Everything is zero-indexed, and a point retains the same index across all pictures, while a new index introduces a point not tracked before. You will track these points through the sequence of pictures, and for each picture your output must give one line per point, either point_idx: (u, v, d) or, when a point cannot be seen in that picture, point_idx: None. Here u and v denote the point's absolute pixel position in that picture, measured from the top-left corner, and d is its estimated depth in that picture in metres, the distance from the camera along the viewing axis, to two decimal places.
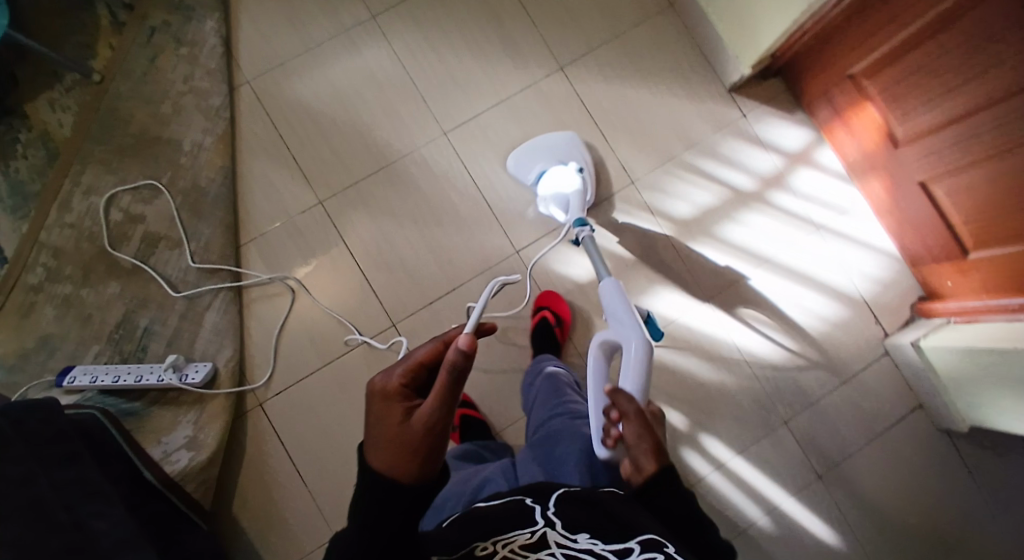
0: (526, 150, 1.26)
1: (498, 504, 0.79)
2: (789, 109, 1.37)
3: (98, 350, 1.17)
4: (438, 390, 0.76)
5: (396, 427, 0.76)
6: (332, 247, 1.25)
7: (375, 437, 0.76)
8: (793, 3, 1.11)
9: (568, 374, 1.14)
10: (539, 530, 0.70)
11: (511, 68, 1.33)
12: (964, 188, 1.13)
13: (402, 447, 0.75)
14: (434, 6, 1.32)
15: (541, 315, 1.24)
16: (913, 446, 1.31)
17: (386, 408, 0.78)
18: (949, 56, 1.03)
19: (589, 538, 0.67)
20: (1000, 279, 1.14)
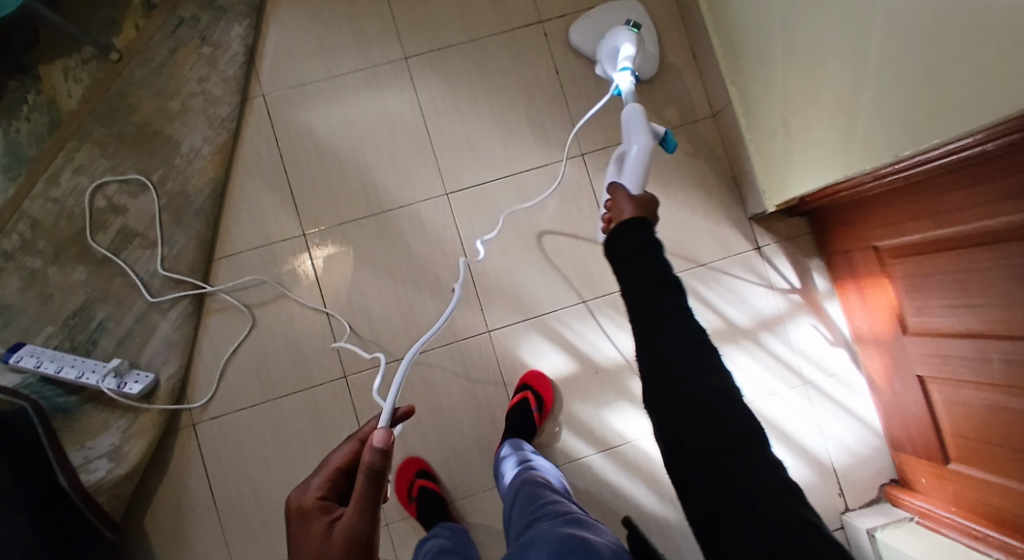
0: (588, 20, 1.24)
1: None
2: (806, 254, 1.29)
3: (51, 332, 1.15)
4: (357, 500, 0.71)
5: (316, 545, 0.71)
6: (302, 284, 1.22)
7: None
8: (829, 171, 1.06)
9: (542, 475, 1.05)
10: None
11: (532, 142, 1.26)
12: (962, 402, 1.05)
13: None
14: (470, 61, 1.26)
15: (522, 395, 1.20)
16: None
17: (306, 523, 0.73)
18: (980, 273, 0.95)
19: None
20: (973, 502, 1.07)
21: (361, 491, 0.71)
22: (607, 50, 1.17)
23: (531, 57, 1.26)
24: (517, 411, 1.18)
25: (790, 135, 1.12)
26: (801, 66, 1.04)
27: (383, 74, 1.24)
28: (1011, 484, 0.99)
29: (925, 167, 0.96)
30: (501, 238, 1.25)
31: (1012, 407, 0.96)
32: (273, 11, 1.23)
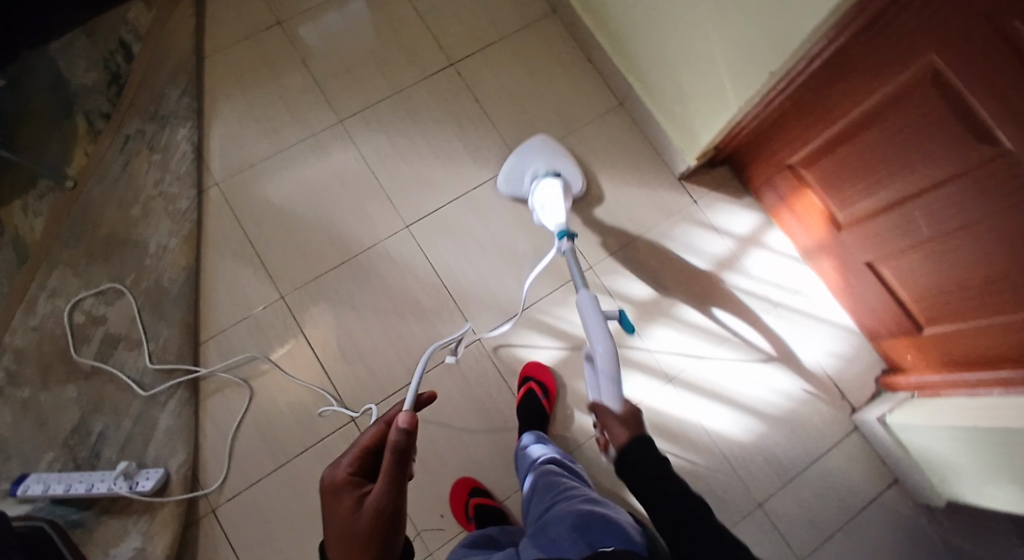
0: (511, 176, 1.33)
1: None
2: (738, 196, 1.43)
3: (52, 457, 1.14)
4: (384, 475, 0.77)
5: (346, 516, 0.78)
6: (292, 342, 1.26)
7: (330, 532, 0.78)
8: (726, 103, 1.22)
9: (557, 463, 1.09)
10: None
11: (472, 164, 1.39)
12: (909, 269, 1.17)
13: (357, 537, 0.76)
14: (399, 109, 1.40)
15: (527, 386, 1.24)
16: (894, 527, 1.25)
17: (337, 501, 0.80)
18: (877, 150, 1.10)
19: None
20: (955, 354, 1.16)
21: (386, 468, 0.77)
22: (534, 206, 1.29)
23: (451, 94, 1.42)
24: (526, 403, 1.22)
25: (687, 93, 1.29)
26: (675, 32, 1.23)
27: (325, 139, 1.36)
28: (980, 321, 1.09)
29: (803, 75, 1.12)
30: (467, 252, 1.34)
31: (949, 251, 1.08)
32: (212, 110, 1.35)
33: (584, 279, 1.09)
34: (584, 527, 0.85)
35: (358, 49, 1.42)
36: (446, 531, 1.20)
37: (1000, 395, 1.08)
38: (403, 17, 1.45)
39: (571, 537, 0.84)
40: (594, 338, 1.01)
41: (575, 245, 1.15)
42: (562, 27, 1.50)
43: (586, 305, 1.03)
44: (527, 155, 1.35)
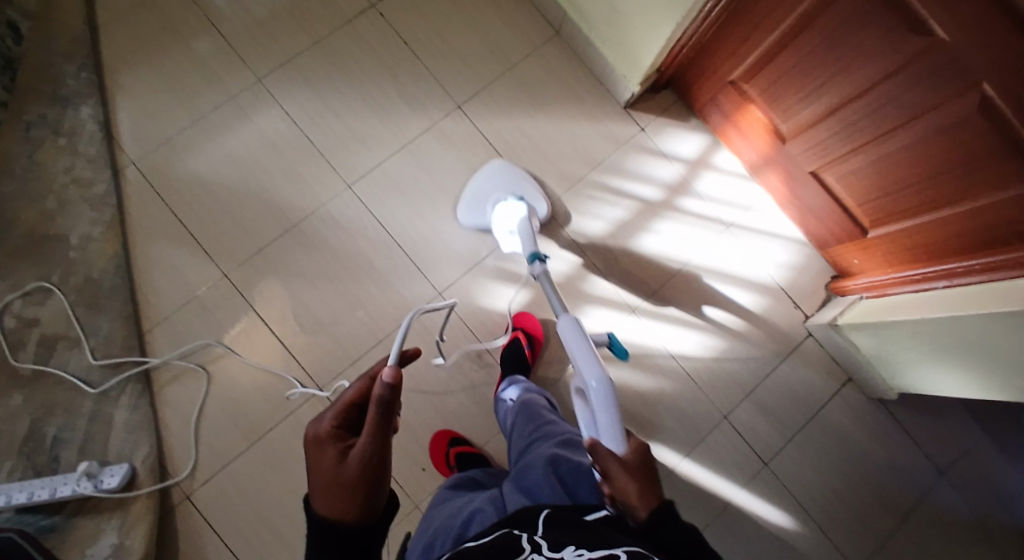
0: (470, 199, 1.27)
1: (485, 541, 0.76)
2: (682, 119, 1.41)
3: (10, 466, 1.09)
4: (370, 426, 0.76)
5: (331, 469, 0.76)
6: (245, 320, 1.22)
7: (313, 483, 0.77)
8: (663, 20, 1.17)
9: (540, 396, 1.11)
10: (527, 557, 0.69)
11: (408, 113, 1.32)
12: (851, 173, 1.18)
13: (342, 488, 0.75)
14: (322, 62, 1.31)
15: (514, 335, 1.25)
16: (853, 421, 1.32)
17: (320, 455, 0.78)
18: (812, 54, 1.08)
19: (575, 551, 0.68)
20: (900, 252, 1.19)
21: (373, 420, 0.77)
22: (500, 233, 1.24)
23: (375, 39, 1.33)
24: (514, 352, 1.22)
25: (621, 13, 1.23)
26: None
27: (246, 102, 1.27)
28: (924, 217, 1.11)
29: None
30: (413, 205, 1.29)
31: (887, 152, 1.09)
32: (116, 83, 1.25)
33: (563, 301, 1.06)
34: (565, 473, 0.88)
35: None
36: (429, 485, 1.22)
37: (945, 288, 1.11)
38: None
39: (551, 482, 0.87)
40: (586, 371, 0.95)
41: (545, 267, 1.10)
42: None
43: (571, 332, 0.99)
44: (486, 182, 1.28)
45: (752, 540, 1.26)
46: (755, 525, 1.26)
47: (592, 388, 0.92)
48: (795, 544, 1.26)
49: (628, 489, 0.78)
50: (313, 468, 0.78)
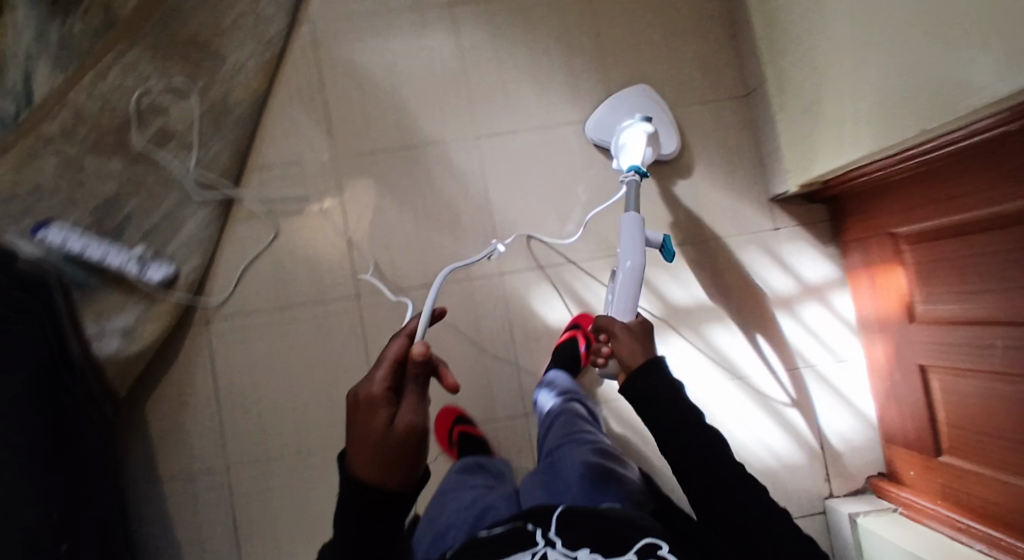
0: (597, 120, 1.26)
1: (499, 532, 0.82)
2: (821, 242, 1.30)
3: (79, 218, 1.18)
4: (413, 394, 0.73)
5: (379, 433, 0.69)
6: (326, 205, 1.26)
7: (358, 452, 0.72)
8: (859, 140, 1.06)
9: (583, 405, 1.12)
10: (539, 551, 0.77)
11: (564, 98, 1.30)
12: (959, 390, 1.05)
13: (392, 455, 0.69)
14: (513, 14, 1.31)
15: (571, 334, 1.22)
16: None
17: (369, 413, 0.70)
18: (989, 258, 0.96)
19: (588, 553, 0.76)
20: (958, 493, 1.07)
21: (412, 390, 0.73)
22: (615, 144, 1.22)
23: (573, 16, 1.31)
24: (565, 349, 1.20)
25: (821, 109, 1.13)
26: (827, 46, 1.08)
27: (430, 17, 1.30)
28: (999, 476, 0.98)
29: (938, 153, 0.99)
30: (522, 185, 1.28)
31: (1004, 395, 0.96)
32: None
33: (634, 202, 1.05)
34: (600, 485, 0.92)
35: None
36: None
37: (981, 551, 1.00)
38: None
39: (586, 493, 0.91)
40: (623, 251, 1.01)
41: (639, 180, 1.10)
42: None
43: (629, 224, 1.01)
44: (614, 109, 1.26)
45: None
46: None
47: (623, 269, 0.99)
48: None
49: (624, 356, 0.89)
50: (358, 428, 0.71)
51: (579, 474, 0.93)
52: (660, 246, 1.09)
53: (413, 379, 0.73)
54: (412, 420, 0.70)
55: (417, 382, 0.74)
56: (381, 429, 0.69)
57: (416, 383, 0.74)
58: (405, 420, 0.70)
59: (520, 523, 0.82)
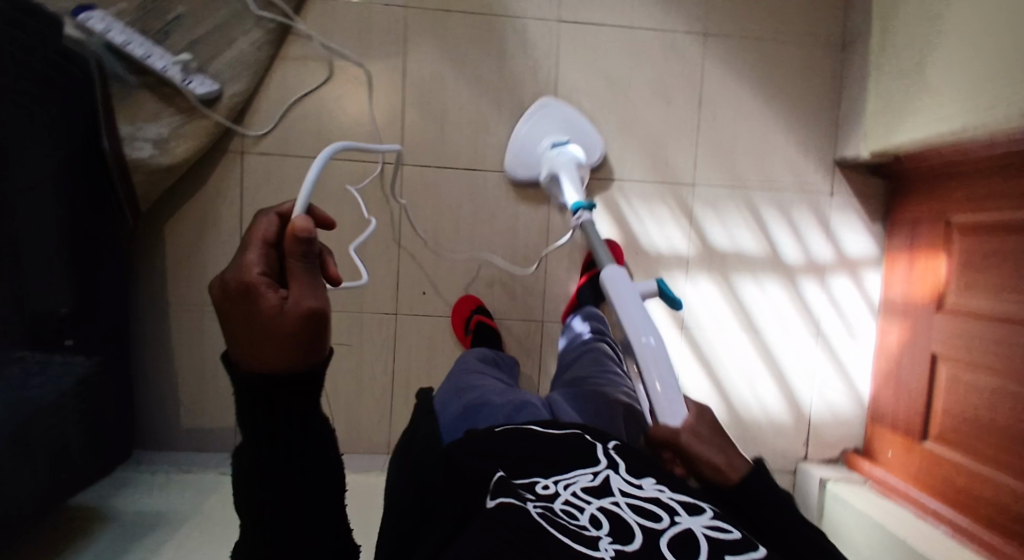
0: (516, 160, 1.19)
1: (555, 432, 0.74)
2: (870, 216, 1.30)
3: (124, 9, 1.08)
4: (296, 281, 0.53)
5: (261, 319, 0.52)
6: (387, 59, 1.18)
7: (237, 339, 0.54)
8: (947, 118, 1.03)
9: (611, 344, 1.09)
10: (601, 473, 0.66)
11: (659, 5, 1.22)
12: (966, 383, 1.08)
13: (280, 337, 0.53)
14: None
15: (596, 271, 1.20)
16: None
17: (247, 303, 0.52)
18: None
19: (654, 486, 0.65)
20: (932, 476, 1.13)
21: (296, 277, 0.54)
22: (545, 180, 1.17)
23: None
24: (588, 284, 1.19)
25: (918, 76, 1.08)
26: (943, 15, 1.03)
27: None
28: (979, 467, 1.03)
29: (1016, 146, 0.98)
30: (593, 88, 1.22)
31: (1011, 394, 0.99)
32: None
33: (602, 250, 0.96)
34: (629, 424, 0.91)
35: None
36: (414, 310, 1.22)
37: (943, 533, 1.07)
38: None
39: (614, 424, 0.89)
40: (636, 332, 0.80)
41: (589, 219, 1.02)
42: None
43: (618, 283, 0.85)
44: (538, 131, 1.19)
45: None
46: None
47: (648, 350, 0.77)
48: None
49: (702, 456, 0.72)
50: (226, 309, 0.52)
51: (611, 404, 0.91)
52: (660, 288, 0.86)
53: (298, 258, 0.54)
54: (309, 305, 0.52)
55: (303, 262, 0.54)
56: (266, 312, 0.52)
57: (303, 264, 0.54)
58: (300, 306, 0.52)
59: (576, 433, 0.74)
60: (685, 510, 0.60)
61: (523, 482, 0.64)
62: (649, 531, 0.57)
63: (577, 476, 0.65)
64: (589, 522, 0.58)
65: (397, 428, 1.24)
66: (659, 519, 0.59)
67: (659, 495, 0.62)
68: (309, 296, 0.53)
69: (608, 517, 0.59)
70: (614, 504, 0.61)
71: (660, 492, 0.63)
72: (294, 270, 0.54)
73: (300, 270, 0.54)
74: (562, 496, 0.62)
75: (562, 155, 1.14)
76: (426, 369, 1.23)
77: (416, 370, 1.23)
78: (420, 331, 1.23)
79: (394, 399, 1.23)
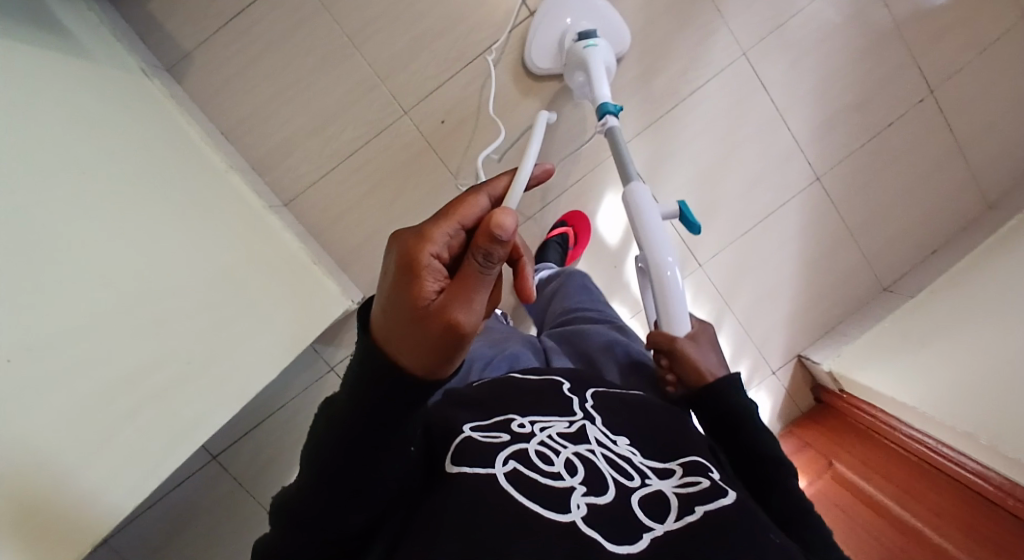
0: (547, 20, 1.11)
1: (533, 380, 0.74)
2: (782, 412, 1.32)
3: None
4: (464, 280, 0.45)
5: (419, 307, 0.46)
6: None
7: (387, 321, 0.47)
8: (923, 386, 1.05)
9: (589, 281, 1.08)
10: (576, 422, 0.65)
11: (813, 123, 1.23)
12: None
13: (426, 342, 0.47)
14: (878, 35, 1.21)
15: (562, 229, 1.19)
16: None
17: (418, 286, 0.45)
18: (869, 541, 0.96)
19: (628, 445, 0.65)
20: None
21: (468, 280, 0.45)
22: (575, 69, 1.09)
23: (895, 92, 1.24)
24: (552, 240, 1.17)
25: (922, 347, 1.10)
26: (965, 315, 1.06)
27: None
28: None
29: (928, 450, 1.00)
30: (714, 124, 1.21)
31: None
32: None
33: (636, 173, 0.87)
34: (620, 357, 0.86)
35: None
36: (421, 128, 1.16)
37: None
38: (992, 22, 1.23)
39: (600, 361, 0.86)
40: (655, 246, 0.79)
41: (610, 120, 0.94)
42: (979, 214, 1.28)
43: (641, 201, 0.82)
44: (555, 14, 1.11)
45: None
46: None
47: (667, 267, 0.78)
48: None
49: (693, 362, 0.77)
50: (385, 288, 0.48)
51: (597, 341, 0.88)
52: (681, 210, 0.84)
53: (478, 260, 0.45)
54: (463, 319, 0.45)
55: (482, 264, 0.45)
56: (416, 309, 0.46)
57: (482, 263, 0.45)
58: (453, 318, 0.45)
59: (556, 379, 0.74)
60: (657, 474, 0.62)
61: (496, 419, 0.64)
62: (622, 488, 0.58)
63: (552, 420, 0.65)
64: (563, 467, 0.58)
65: (311, 195, 1.15)
66: (631, 477, 0.60)
67: (633, 456, 0.63)
68: (471, 309, 0.45)
69: (584, 465, 0.59)
70: (589, 452, 0.61)
71: (632, 454, 0.64)
72: (467, 268, 0.45)
73: (474, 275, 0.45)
74: (536, 437, 0.61)
75: (600, 52, 1.06)
76: (381, 180, 1.16)
77: (373, 173, 1.16)
78: (405, 143, 1.16)
79: (335, 173, 1.15)
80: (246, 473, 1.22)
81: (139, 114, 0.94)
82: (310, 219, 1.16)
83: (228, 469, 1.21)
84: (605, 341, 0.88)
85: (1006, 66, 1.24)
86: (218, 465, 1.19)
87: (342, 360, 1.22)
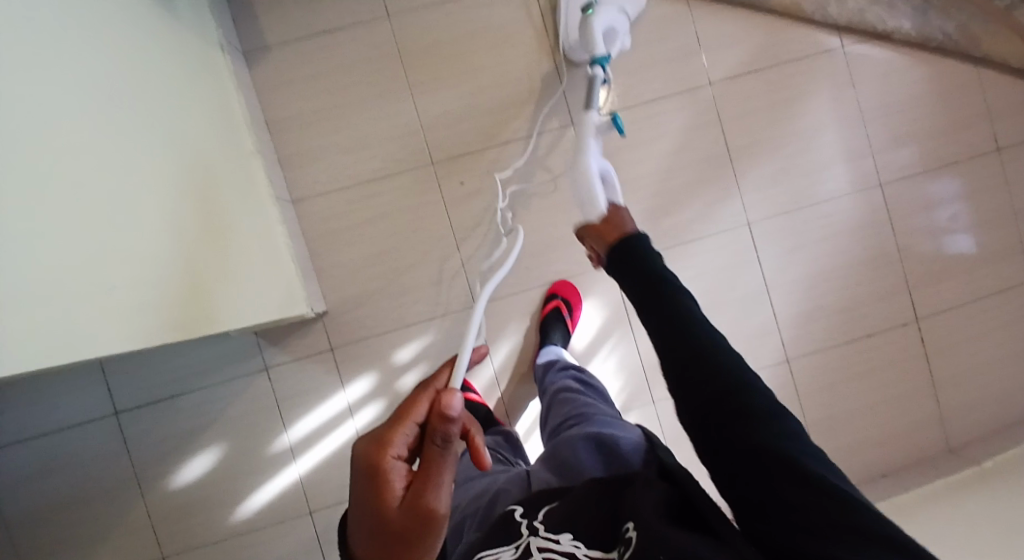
0: None
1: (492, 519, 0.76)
2: None
3: None
4: (429, 468, 0.59)
5: (394, 506, 0.58)
6: (660, 84, 1.25)
7: (368, 527, 0.59)
8: None
9: (573, 380, 1.07)
10: (523, 542, 0.68)
11: (798, 309, 1.27)
12: None
13: (403, 531, 0.58)
14: (876, 253, 1.28)
15: (554, 303, 1.21)
16: None
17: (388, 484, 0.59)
18: None
19: (572, 539, 0.66)
20: None
21: (436, 468, 0.59)
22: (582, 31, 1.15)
23: (884, 307, 1.28)
24: (549, 321, 1.20)
25: None
26: None
27: (860, 164, 1.27)
28: None
29: None
30: (704, 276, 1.26)
31: None
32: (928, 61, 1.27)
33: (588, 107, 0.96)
34: (593, 457, 0.82)
35: (968, 241, 1.29)
36: (440, 181, 1.23)
37: None
38: (989, 278, 1.29)
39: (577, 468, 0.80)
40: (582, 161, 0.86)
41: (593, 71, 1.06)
42: (938, 453, 1.28)
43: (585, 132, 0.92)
44: None
45: (241, 450, 1.21)
46: (252, 460, 1.21)
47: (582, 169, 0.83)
48: (206, 492, 1.20)
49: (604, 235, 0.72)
50: (360, 495, 0.60)
51: (571, 444, 0.84)
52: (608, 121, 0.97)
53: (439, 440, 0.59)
54: (432, 502, 0.58)
55: (443, 445, 0.59)
56: (392, 506, 0.58)
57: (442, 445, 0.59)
58: (426, 502, 0.57)
59: (509, 508, 0.75)
60: None
61: None
62: None
63: (501, 552, 0.68)
64: None
65: (319, 201, 1.21)
66: None
67: (575, 552, 0.64)
68: (440, 495, 0.58)
69: None
70: None
71: (576, 548, 0.65)
72: (430, 455, 0.59)
73: (436, 459, 0.59)
74: None
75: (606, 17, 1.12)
76: (387, 212, 1.22)
77: (382, 204, 1.22)
78: (421, 189, 1.23)
79: (348, 191, 1.22)
80: (140, 441, 1.20)
81: (169, 45, 0.93)
82: (309, 223, 1.21)
83: (125, 434, 1.20)
84: (576, 442, 0.84)
85: (995, 321, 1.29)
86: (117, 424, 1.19)
87: (278, 364, 1.21)
